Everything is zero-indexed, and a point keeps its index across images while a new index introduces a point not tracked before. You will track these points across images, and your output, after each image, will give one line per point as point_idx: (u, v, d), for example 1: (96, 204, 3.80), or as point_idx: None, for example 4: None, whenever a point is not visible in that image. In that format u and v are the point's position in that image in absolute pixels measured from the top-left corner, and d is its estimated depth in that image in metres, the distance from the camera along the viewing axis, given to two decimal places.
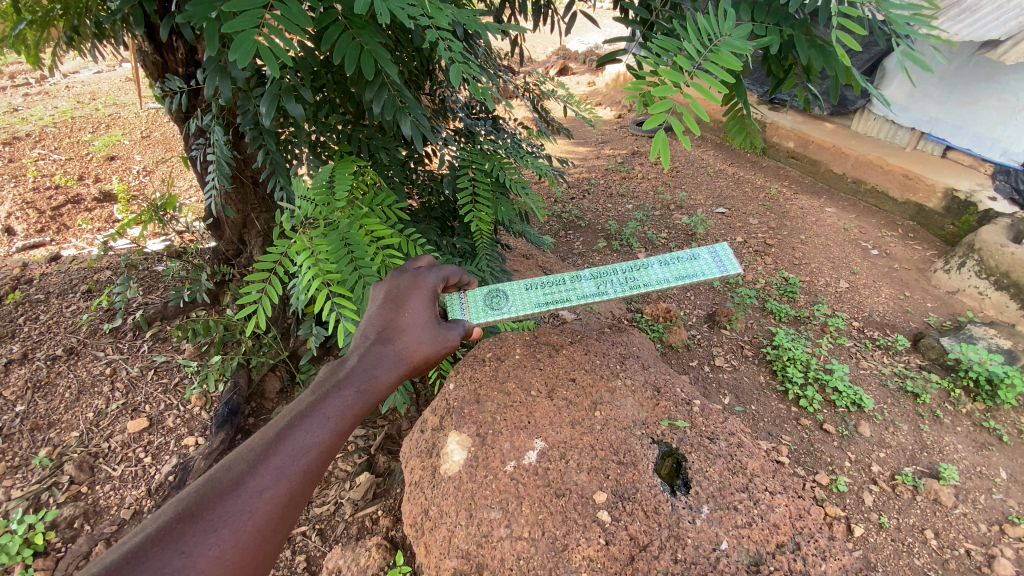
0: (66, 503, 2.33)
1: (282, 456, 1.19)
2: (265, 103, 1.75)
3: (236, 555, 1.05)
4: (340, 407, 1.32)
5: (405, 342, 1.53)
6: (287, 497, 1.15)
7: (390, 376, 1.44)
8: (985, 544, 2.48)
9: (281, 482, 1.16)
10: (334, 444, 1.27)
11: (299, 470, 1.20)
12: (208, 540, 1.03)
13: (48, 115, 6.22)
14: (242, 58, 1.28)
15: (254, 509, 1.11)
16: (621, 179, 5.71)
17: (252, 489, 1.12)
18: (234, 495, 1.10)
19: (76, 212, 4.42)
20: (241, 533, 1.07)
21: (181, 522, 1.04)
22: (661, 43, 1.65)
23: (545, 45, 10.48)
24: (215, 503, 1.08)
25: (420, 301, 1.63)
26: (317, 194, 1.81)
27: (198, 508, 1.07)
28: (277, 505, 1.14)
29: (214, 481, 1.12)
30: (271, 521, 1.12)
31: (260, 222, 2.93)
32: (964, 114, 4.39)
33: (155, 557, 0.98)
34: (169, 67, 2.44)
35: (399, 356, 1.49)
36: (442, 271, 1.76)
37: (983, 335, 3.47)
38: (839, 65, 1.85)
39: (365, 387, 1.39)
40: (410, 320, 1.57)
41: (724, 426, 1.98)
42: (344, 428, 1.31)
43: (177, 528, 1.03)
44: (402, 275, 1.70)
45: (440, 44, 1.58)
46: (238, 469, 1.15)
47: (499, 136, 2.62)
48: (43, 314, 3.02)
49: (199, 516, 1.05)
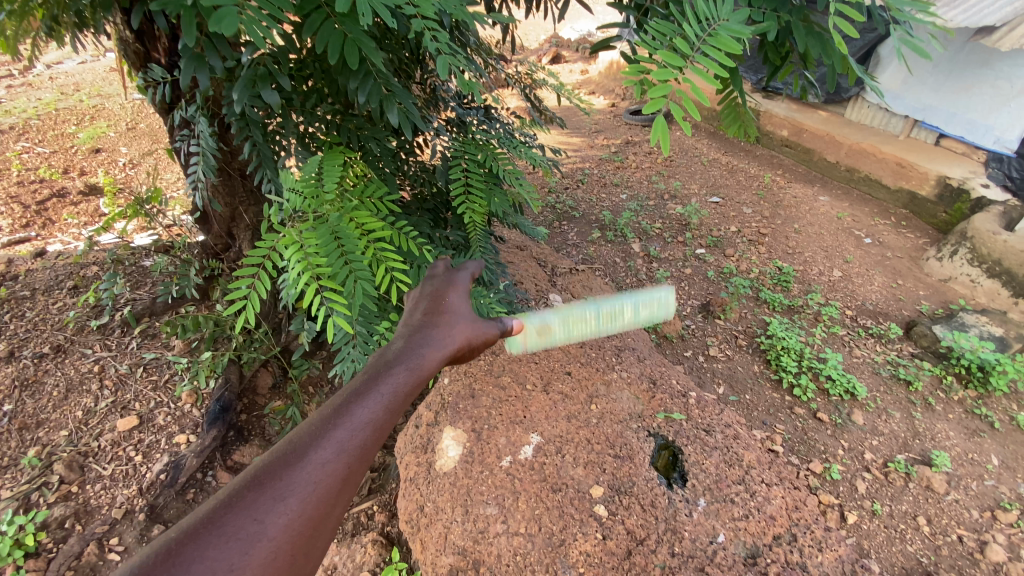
0: (56, 503, 2.31)
1: (340, 430, 1.11)
2: (239, 89, 1.70)
3: (301, 526, 0.98)
4: (393, 383, 1.24)
5: (452, 324, 1.47)
6: (349, 470, 1.07)
7: (440, 354, 1.36)
8: (976, 529, 2.51)
9: (343, 455, 1.08)
10: (390, 420, 1.18)
11: (359, 444, 1.11)
12: (276, 509, 0.97)
13: (31, 106, 6.09)
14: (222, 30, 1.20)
15: (319, 480, 1.03)
16: (614, 169, 5.68)
17: (314, 461, 1.05)
18: (300, 465, 1.04)
19: (61, 206, 4.35)
20: (305, 505, 1.00)
21: (250, 489, 0.98)
22: (657, 27, 1.58)
23: (538, 33, 10.39)
24: (281, 471, 1.02)
25: (459, 296, 1.62)
26: (306, 186, 1.76)
27: (265, 476, 1.01)
28: (338, 478, 1.05)
29: (279, 451, 1.06)
30: (332, 494, 1.04)
31: (249, 216, 2.87)
32: (959, 101, 4.35)
33: (225, 522, 0.93)
34: (152, 56, 2.37)
35: (447, 336, 1.41)
36: (469, 271, 1.77)
37: (975, 322, 3.50)
38: (835, 52, 1.79)
39: (417, 366, 1.29)
40: (454, 306, 1.54)
41: (719, 418, 2.00)
42: (399, 404, 1.21)
43: (248, 495, 0.97)
44: (436, 280, 1.71)
45: (426, 34, 1.54)
46: (301, 440, 1.08)
47: (491, 125, 2.53)
48: (28, 311, 2.95)
49: (267, 484, 0.99)
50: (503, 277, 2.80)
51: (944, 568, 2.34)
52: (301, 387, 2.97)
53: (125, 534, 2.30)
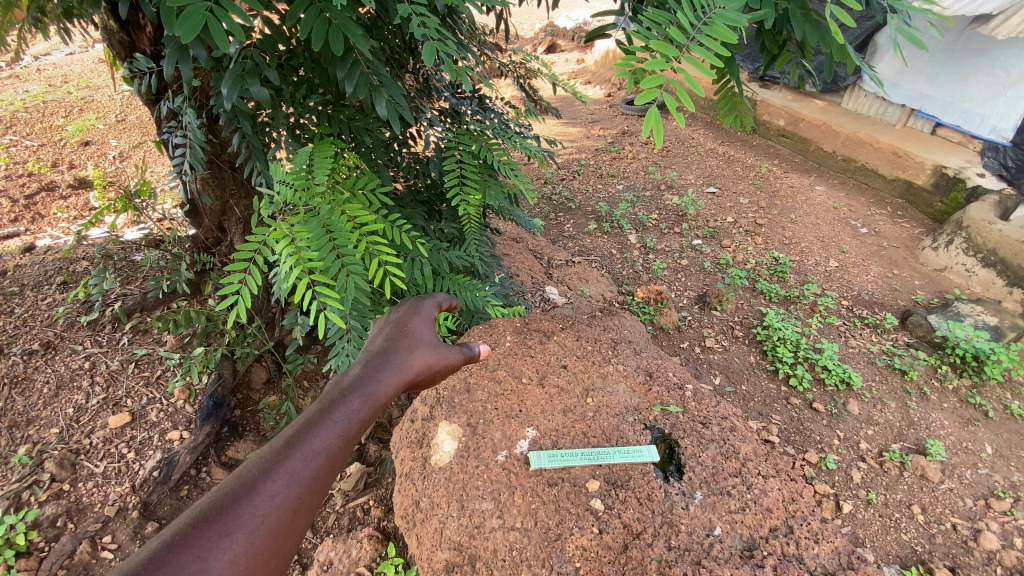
0: (47, 501, 2.29)
1: (291, 461, 1.11)
2: (226, 85, 1.63)
3: (250, 560, 0.95)
4: (347, 411, 1.25)
5: (410, 351, 1.47)
6: (299, 501, 1.07)
7: (395, 382, 1.37)
8: (971, 518, 2.52)
9: (293, 486, 1.08)
10: (343, 448, 1.19)
11: (309, 474, 1.11)
12: (222, 544, 0.94)
13: (18, 99, 5.99)
14: (188, 33, 1.20)
15: (267, 513, 1.02)
16: (610, 159, 5.64)
17: (263, 494, 1.04)
18: (247, 499, 1.02)
19: (50, 200, 4.29)
20: (255, 538, 0.98)
21: (195, 526, 0.95)
22: (652, 16, 1.56)
23: (533, 21, 10.29)
24: (229, 506, 0.99)
25: (422, 321, 1.59)
26: (296, 178, 1.73)
27: (211, 513, 0.97)
28: (289, 509, 1.04)
29: (226, 488, 1.03)
30: (283, 526, 1.03)
31: (239, 209, 2.84)
32: (956, 89, 4.31)
33: (168, 562, 0.88)
34: (136, 47, 2.33)
35: (405, 363, 1.43)
36: (436, 297, 1.72)
37: (970, 312, 3.51)
38: (834, 40, 1.76)
39: (371, 393, 1.31)
40: (413, 333, 1.54)
41: (715, 410, 2.01)
42: (352, 433, 1.23)
43: (192, 532, 0.93)
44: (399, 305, 1.70)
45: (413, 19, 1.55)
46: (250, 474, 1.06)
47: (485, 116, 2.49)
48: (17, 308, 2.91)
49: (214, 520, 0.97)
50: (499, 270, 2.80)
51: (938, 556, 2.35)
52: (296, 382, 2.96)
53: (119, 531, 2.28)
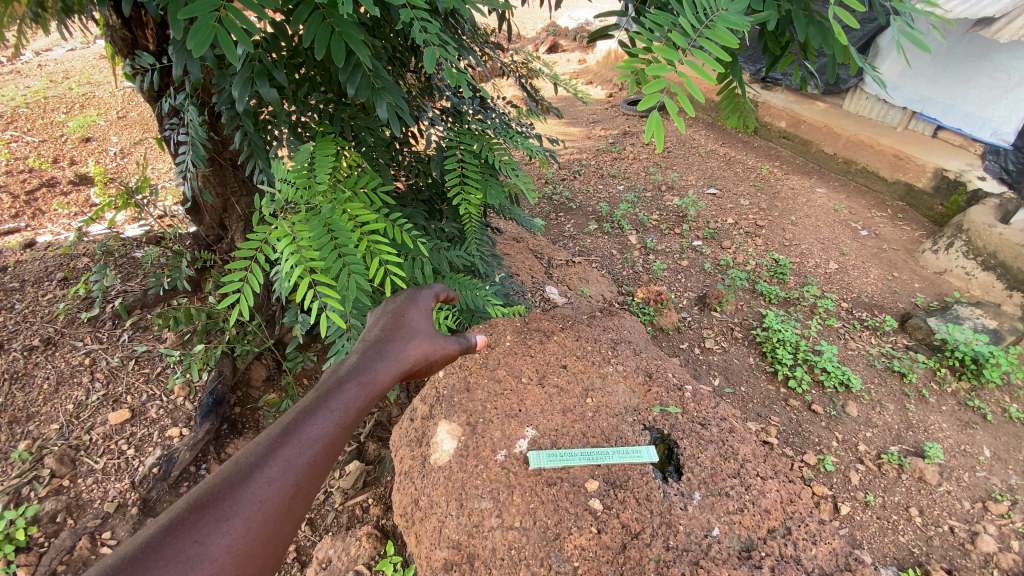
0: (47, 497, 2.29)
1: (288, 448, 1.11)
2: (237, 88, 1.65)
3: (248, 545, 0.96)
4: (344, 400, 1.25)
5: (407, 340, 1.47)
6: (296, 488, 1.07)
7: (393, 371, 1.37)
8: (968, 520, 2.52)
9: (290, 473, 1.08)
10: (340, 436, 1.20)
11: (306, 461, 1.11)
12: (220, 529, 0.95)
13: (19, 94, 5.99)
14: (199, 45, 1.20)
15: (264, 499, 1.02)
16: (611, 159, 5.64)
17: (261, 480, 1.04)
18: (245, 485, 1.02)
19: (51, 196, 4.29)
20: (252, 524, 0.98)
21: (193, 512, 0.95)
22: (654, 17, 1.55)
23: (535, 21, 10.31)
24: (226, 492, 1.00)
25: (419, 311, 1.59)
26: (297, 176, 1.74)
27: (209, 498, 0.98)
28: (286, 496, 1.05)
29: (223, 474, 1.04)
30: (280, 512, 1.03)
31: (240, 207, 2.84)
32: (957, 93, 4.31)
33: (167, 547, 0.89)
34: (139, 43, 2.32)
35: (401, 353, 1.43)
36: (434, 288, 1.72)
37: (970, 315, 3.52)
38: (836, 42, 1.74)
39: (368, 382, 1.32)
40: (411, 323, 1.54)
41: (714, 411, 2.02)
42: (349, 421, 1.23)
43: (189, 517, 0.94)
44: (398, 295, 1.70)
45: (415, 24, 1.53)
46: (247, 461, 1.07)
47: (487, 115, 2.47)
48: (18, 303, 2.91)
49: (210, 505, 0.97)
50: (499, 270, 2.81)
51: (935, 559, 2.35)
52: (296, 380, 2.97)
53: (118, 527, 2.29)
